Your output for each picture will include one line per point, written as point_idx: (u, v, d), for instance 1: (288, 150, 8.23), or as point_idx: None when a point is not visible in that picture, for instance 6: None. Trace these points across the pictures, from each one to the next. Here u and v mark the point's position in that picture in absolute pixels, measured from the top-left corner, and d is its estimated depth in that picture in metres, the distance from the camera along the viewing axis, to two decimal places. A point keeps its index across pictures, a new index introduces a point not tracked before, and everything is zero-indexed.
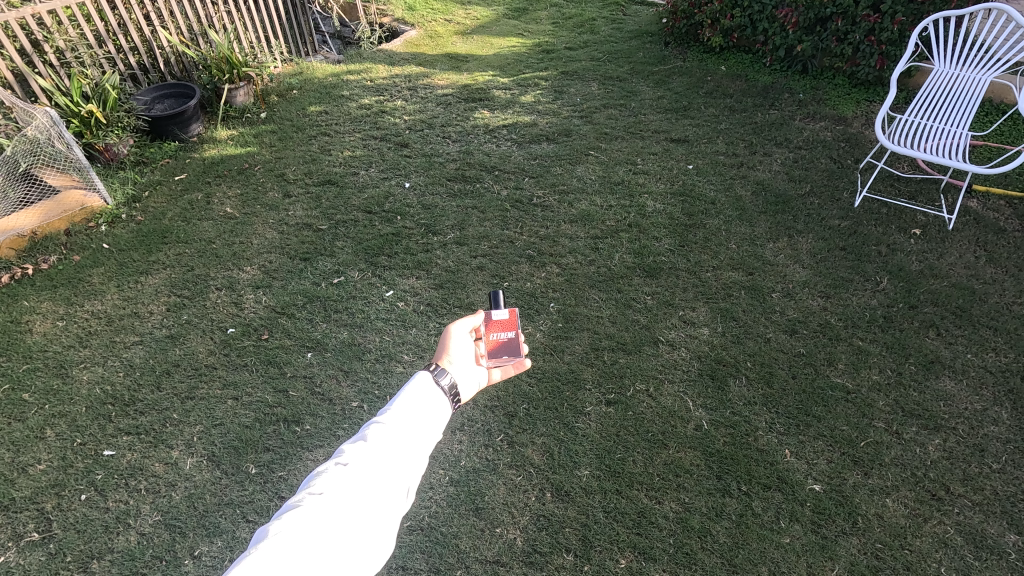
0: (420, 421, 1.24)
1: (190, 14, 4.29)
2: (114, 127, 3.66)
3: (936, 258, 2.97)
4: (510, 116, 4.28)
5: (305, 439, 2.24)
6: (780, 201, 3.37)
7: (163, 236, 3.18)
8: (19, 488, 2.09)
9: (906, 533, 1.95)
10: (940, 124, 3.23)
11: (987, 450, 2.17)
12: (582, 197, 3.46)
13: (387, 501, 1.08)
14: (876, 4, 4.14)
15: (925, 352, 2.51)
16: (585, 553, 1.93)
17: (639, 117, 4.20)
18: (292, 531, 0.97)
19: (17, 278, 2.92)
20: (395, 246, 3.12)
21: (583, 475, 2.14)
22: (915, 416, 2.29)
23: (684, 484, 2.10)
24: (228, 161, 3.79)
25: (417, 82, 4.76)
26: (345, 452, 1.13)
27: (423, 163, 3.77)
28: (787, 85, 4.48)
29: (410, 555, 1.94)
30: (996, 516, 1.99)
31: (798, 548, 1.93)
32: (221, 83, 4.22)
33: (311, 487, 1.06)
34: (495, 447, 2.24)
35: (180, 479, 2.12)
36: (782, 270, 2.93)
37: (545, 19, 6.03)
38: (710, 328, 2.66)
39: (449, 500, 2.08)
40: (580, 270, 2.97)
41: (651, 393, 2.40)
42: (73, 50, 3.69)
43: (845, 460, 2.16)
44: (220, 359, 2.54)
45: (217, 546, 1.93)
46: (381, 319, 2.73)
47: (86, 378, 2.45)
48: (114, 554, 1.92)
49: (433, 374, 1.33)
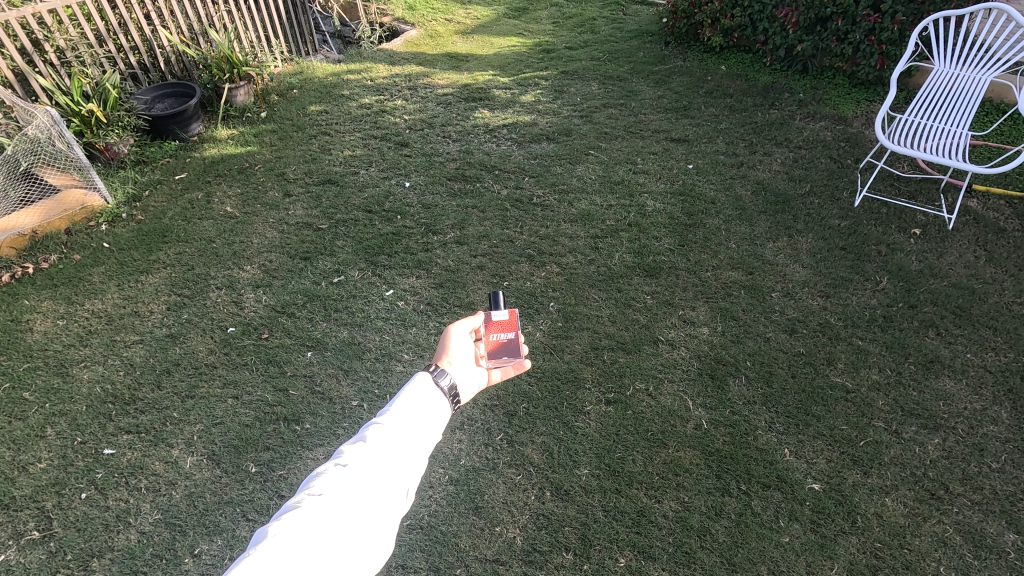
0: (419, 422, 1.24)
1: (191, 14, 4.29)
2: (114, 127, 3.66)
3: (936, 258, 2.97)
4: (510, 116, 4.28)
5: (305, 438, 2.24)
6: (780, 201, 3.37)
7: (163, 235, 3.18)
8: (19, 487, 2.09)
9: (905, 533, 1.95)
10: (939, 124, 3.23)
11: (987, 450, 2.17)
12: (582, 197, 3.46)
13: (386, 502, 1.08)
14: (876, 4, 4.14)
15: (925, 352, 2.51)
16: (584, 552, 1.94)
17: (639, 117, 4.20)
18: (291, 532, 0.97)
19: (18, 277, 2.92)
20: (395, 246, 3.13)
21: (582, 475, 2.14)
22: (914, 415, 2.29)
23: (683, 484, 2.10)
24: (229, 160, 3.79)
25: (417, 82, 4.75)
26: (345, 453, 1.13)
27: (423, 163, 3.77)
28: (787, 85, 4.48)
29: (410, 554, 1.94)
30: (996, 515, 1.99)
31: (798, 547, 1.93)
32: (221, 82, 4.22)
33: (310, 488, 1.06)
34: (495, 446, 2.24)
35: (181, 478, 2.12)
36: (782, 270, 2.93)
37: (545, 19, 6.02)
38: (710, 327, 2.66)
39: (449, 500, 2.08)
40: (580, 269, 2.97)
41: (650, 392, 2.40)
42: (73, 49, 3.70)
43: (845, 460, 2.16)
44: (220, 358, 2.54)
45: (217, 545, 1.94)
46: (381, 319, 2.73)
47: (86, 378, 2.45)
48: (114, 553, 1.92)
49: (432, 375, 1.33)
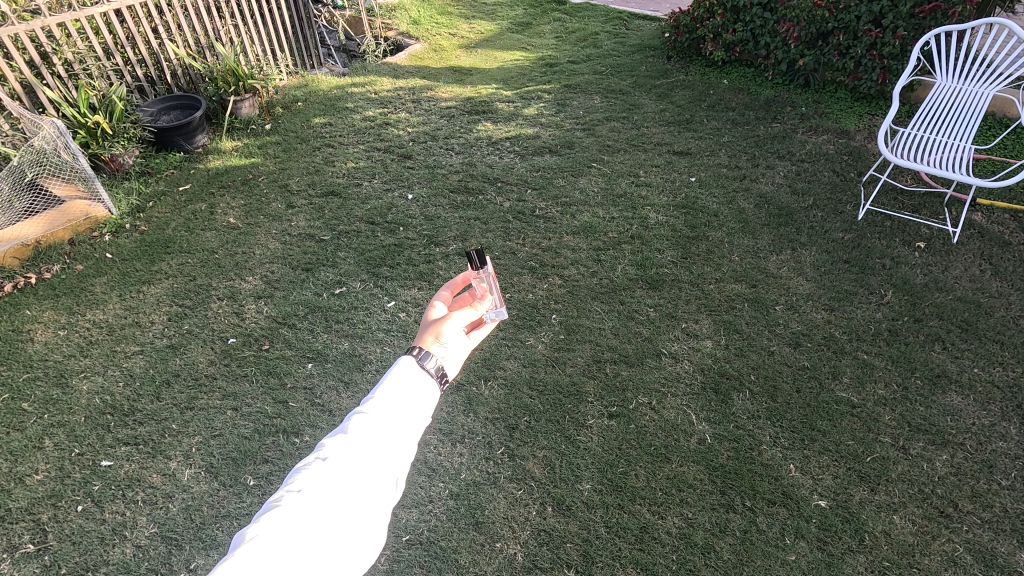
0: (405, 406, 1.18)
1: (197, 27, 4.37)
2: (120, 138, 3.71)
3: (941, 271, 2.95)
4: (513, 128, 4.31)
5: (303, 451, 2.22)
6: (783, 213, 3.36)
7: (166, 246, 3.19)
8: (15, 499, 2.07)
9: (914, 552, 1.91)
10: (942, 137, 3.24)
11: (996, 467, 2.14)
12: (584, 209, 3.46)
13: (372, 494, 1.05)
14: (877, 19, 4.19)
15: (931, 366, 2.48)
16: (586, 569, 1.90)
17: (642, 130, 4.22)
18: (270, 534, 0.94)
19: (20, 287, 2.92)
20: (397, 257, 3.13)
21: (584, 490, 2.11)
22: (921, 431, 2.25)
23: (686, 500, 2.07)
24: (233, 171, 3.81)
25: (421, 95, 4.80)
26: (326, 446, 1.09)
27: (427, 175, 3.78)
28: (789, 99, 4.50)
29: (408, 569, 1.90)
30: (1007, 534, 1.96)
31: (804, 566, 1.89)
32: (227, 95, 4.27)
33: (290, 485, 1.03)
34: (496, 460, 2.21)
35: (178, 491, 2.10)
36: (785, 282, 2.92)
37: (548, 33, 6.08)
38: (713, 340, 2.64)
39: (449, 514, 2.06)
40: (582, 281, 2.96)
41: (653, 406, 2.37)
42: (81, 62, 3.75)
43: (851, 476, 2.13)
44: (221, 369, 2.53)
45: (213, 560, 1.91)
46: (382, 330, 2.72)
47: (86, 389, 2.44)
48: (109, 566, 1.90)
49: (417, 359, 1.25)
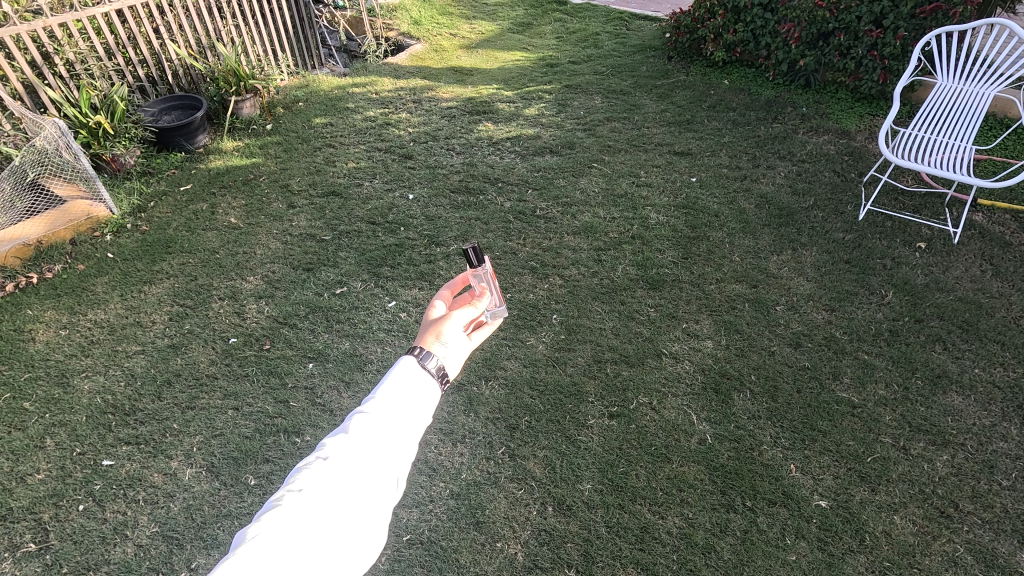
0: (406, 405, 1.18)
1: (199, 28, 4.38)
2: (121, 138, 3.71)
3: (942, 272, 2.95)
4: (514, 128, 4.31)
5: (304, 450, 2.22)
6: (784, 214, 3.37)
7: (167, 246, 3.20)
8: (17, 498, 2.08)
9: (914, 552, 1.91)
10: (943, 138, 3.24)
11: (997, 467, 2.14)
12: (585, 209, 3.46)
13: (372, 493, 1.05)
14: (878, 19, 4.19)
15: (932, 366, 2.48)
16: (586, 568, 1.90)
17: (643, 130, 4.22)
18: (271, 534, 0.95)
19: (21, 287, 2.93)
20: (398, 257, 3.13)
21: (584, 490, 2.11)
22: (922, 431, 2.25)
23: (686, 500, 2.07)
24: (234, 172, 3.82)
25: (422, 95, 4.80)
26: (327, 446, 1.09)
27: (427, 175, 3.79)
28: (790, 99, 4.50)
29: (409, 569, 1.91)
30: (1007, 534, 1.95)
31: (805, 566, 1.89)
32: (228, 95, 4.27)
33: (291, 484, 1.03)
34: (496, 460, 2.21)
35: (179, 490, 2.10)
36: (786, 282, 2.92)
37: (549, 34, 6.08)
38: (713, 340, 2.64)
39: (450, 513, 2.06)
40: (582, 281, 2.96)
41: (654, 406, 2.37)
42: (83, 62, 3.76)
43: (852, 476, 2.13)
44: (222, 369, 2.53)
45: (214, 559, 1.92)
46: (383, 329, 2.72)
47: (87, 388, 2.44)
48: (110, 566, 1.90)
49: (418, 358, 1.25)
